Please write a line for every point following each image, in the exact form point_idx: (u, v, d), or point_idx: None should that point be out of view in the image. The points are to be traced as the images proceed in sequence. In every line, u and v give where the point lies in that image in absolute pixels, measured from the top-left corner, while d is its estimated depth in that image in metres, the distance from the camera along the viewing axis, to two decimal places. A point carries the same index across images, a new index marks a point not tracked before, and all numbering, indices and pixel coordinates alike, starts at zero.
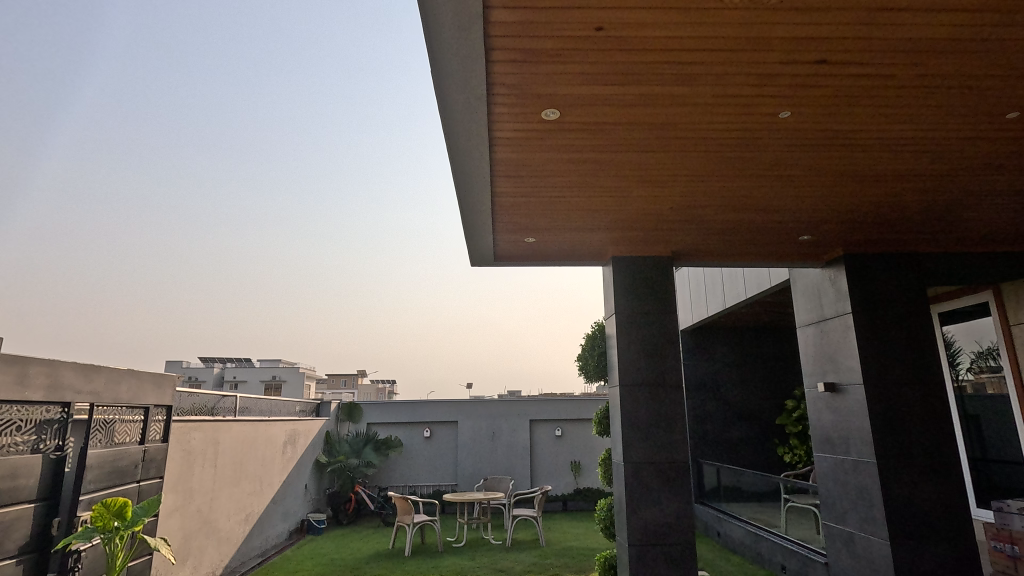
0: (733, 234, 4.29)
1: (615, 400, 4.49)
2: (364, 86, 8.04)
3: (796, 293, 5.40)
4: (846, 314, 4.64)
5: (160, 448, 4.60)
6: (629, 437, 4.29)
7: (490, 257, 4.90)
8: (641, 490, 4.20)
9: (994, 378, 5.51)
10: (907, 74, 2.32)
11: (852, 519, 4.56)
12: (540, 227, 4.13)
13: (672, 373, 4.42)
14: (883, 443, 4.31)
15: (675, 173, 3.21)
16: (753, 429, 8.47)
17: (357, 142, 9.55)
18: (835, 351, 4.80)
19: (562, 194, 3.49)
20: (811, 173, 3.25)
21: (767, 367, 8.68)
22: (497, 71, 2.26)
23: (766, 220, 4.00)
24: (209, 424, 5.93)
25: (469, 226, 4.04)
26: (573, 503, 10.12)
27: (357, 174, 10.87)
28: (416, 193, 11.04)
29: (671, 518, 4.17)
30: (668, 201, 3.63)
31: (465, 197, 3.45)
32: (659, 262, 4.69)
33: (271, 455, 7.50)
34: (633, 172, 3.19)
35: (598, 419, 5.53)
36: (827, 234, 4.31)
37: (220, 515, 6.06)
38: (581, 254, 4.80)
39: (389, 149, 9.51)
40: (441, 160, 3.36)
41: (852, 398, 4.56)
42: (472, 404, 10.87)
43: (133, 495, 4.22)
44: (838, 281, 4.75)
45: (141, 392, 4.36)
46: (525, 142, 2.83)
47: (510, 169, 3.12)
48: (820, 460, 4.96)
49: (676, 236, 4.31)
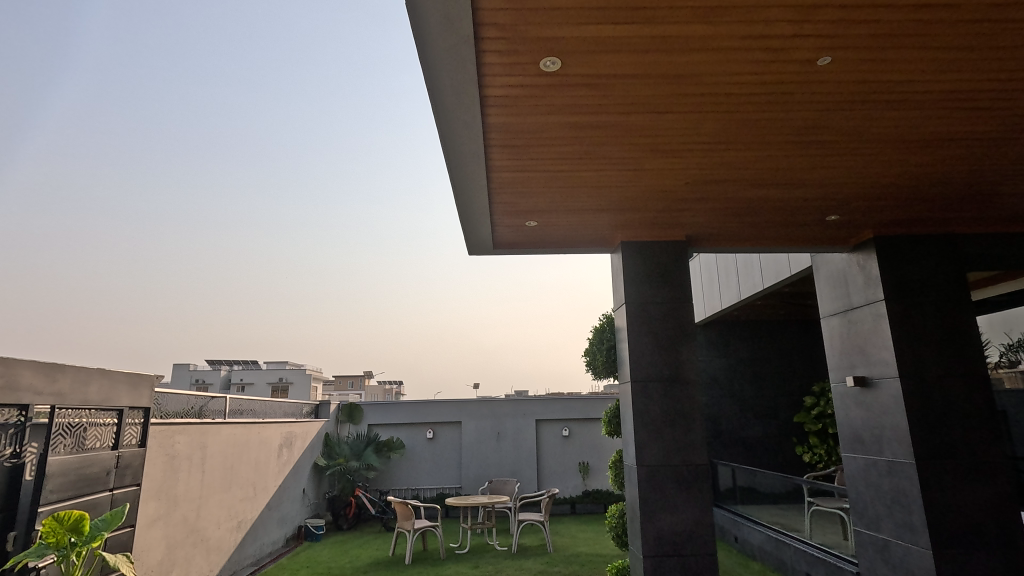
0: (752, 213, 3.92)
1: (626, 397, 4.13)
2: (364, 82, 7.83)
3: (820, 281, 5.00)
4: (878, 301, 4.25)
5: (137, 453, 4.29)
6: (642, 439, 3.92)
7: (489, 246, 4.55)
8: (656, 495, 3.84)
9: (1013, 373, 5.18)
10: (972, 6, 1.94)
11: (886, 525, 4.17)
12: (541, 209, 3.78)
13: (688, 368, 4.06)
14: (921, 441, 3.93)
15: (690, 141, 2.85)
16: (769, 428, 8.07)
17: (357, 136, 9.37)
18: (865, 342, 4.41)
19: (564, 169, 3.14)
20: (845, 140, 2.89)
21: (784, 362, 8.26)
22: (486, 8, 1.89)
23: (789, 198, 3.64)
24: (196, 428, 5.60)
25: (465, 210, 3.72)
26: (581, 506, 9.75)
27: (358, 171, 10.68)
28: (418, 191, 10.80)
29: (689, 526, 3.80)
30: (682, 176, 3.27)
31: (458, 172, 3.09)
32: (671, 246, 4.32)
33: (266, 459, 7.19)
34: (643, 140, 2.83)
35: (606, 419, 5.18)
36: (856, 212, 3.93)
37: (210, 523, 5.75)
38: (586, 241, 4.45)
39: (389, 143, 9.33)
40: (428, 131, 3.00)
41: (885, 394, 4.17)
42: (476, 404, 10.53)
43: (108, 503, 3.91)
44: (868, 267, 4.36)
45: (113, 394, 4.04)
46: (522, 102, 2.48)
47: (505, 137, 2.77)
48: (849, 462, 4.59)
49: (688, 216, 3.94)
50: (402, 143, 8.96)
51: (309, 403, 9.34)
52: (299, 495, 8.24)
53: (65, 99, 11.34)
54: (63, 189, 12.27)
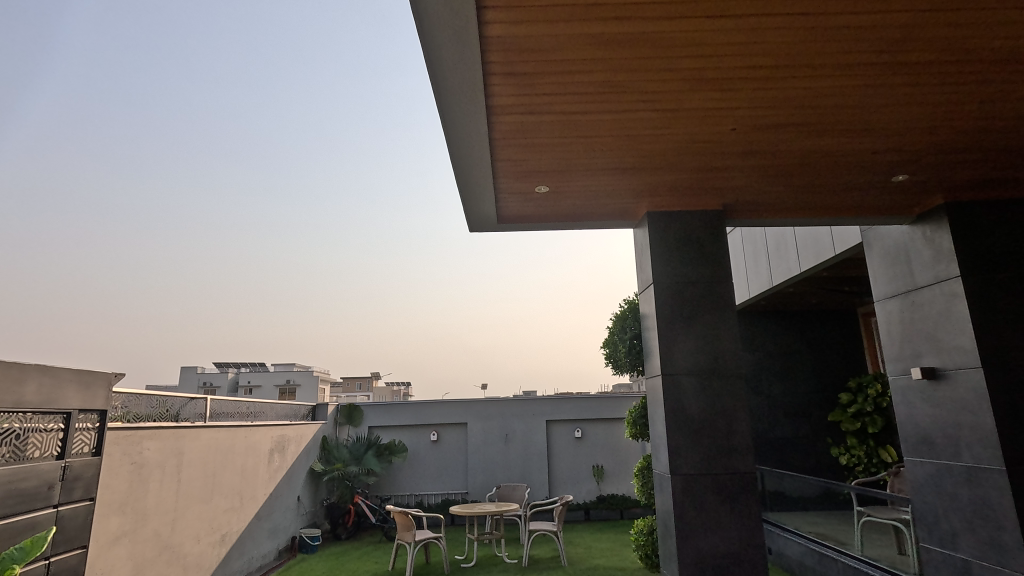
0: (803, 174, 3.29)
1: (655, 394, 3.52)
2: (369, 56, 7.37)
3: (874, 261, 4.36)
4: (953, 279, 3.60)
5: (89, 462, 3.72)
6: (677, 443, 3.30)
7: (492, 220, 3.95)
8: (696, 511, 3.22)
9: None
10: None
11: (966, 542, 3.52)
12: (552, 171, 3.18)
13: (730, 360, 3.43)
14: (1012, 443, 3.28)
15: (747, 63, 2.23)
16: (801, 427, 7.41)
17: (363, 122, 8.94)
18: (934, 327, 3.77)
19: (583, 106, 2.52)
20: (945, 59, 2.24)
21: (817, 355, 7.59)
22: None
23: (853, 150, 3.00)
24: (169, 432, 5.03)
25: (463, 170, 3.11)
26: (596, 512, 9.14)
27: (361, 160, 10.24)
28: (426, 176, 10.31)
29: (734, 547, 3.19)
30: (728, 118, 2.64)
31: (450, 115, 2.49)
32: (705, 216, 3.69)
33: (254, 465, 6.62)
34: (686, 61, 2.20)
35: (630, 420, 4.59)
36: (931, 170, 3.28)
37: (187, 539, 5.18)
38: (605, 212, 3.83)
39: (393, 130, 8.93)
40: (412, 64, 2.40)
41: (963, 387, 3.53)
42: (483, 404, 9.94)
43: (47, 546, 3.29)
44: (938, 240, 3.72)
45: (59, 395, 3.48)
46: (530, 2, 1.86)
47: (508, 61, 2.18)
48: (914, 468, 3.95)
49: (727, 178, 3.33)
50: (407, 131, 8.55)
51: (304, 405, 8.81)
52: (292, 503, 7.68)
53: (56, 96, 10.92)
54: (53, 189, 11.76)
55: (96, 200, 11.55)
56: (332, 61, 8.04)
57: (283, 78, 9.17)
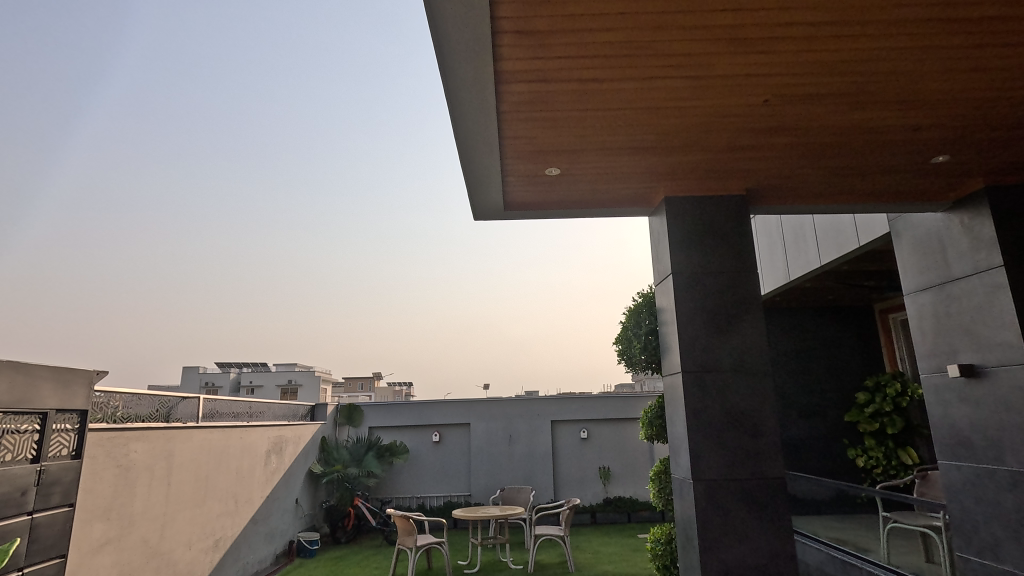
0: (835, 154, 3.04)
1: (675, 393, 3.27)
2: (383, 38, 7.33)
3: (904, 251, 4.10)
4: (995, 269, 3.34)
5: (68, 466, 3.48)
6: (699, 447, 3.04)
7: (497, 208, 3.70)
8: (720, 520, 2.97)
9: None
10: None
11: (1010, 553, 3.26)
12: (564, 150, 2.93)
13: (755, 356, 3.18)
14: None
15: (788, 20, 1.97)
16: (817, 428, 7.14)
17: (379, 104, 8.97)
18: (973, 321, 3.51)
19: (599, 71, 2.25)
20: (1012, 15, 1.99)
21: (832, 353, 7.32)
22: None
23: (893, 125, 2.75)
24: (159, 433, 4.79)
25: (465, 149, 2.84)
26: (603, 515, 8.89)
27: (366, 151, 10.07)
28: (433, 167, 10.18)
29: (762, 560, 2.94)
30: (758, 86, 2.38)
31: (454, 83, 2.24)
32: (727, 201, 3.43)
33: (250, 467, 6.38)
34: (719, 16, 1.95)
35: (645, 421, 4.34)
36: (975, 150, 3.02)
37: (177, 545, 4.94)
38: (617, 198, 3.57)
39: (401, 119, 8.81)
40: (411, 23, 2.15)
41: (1007, 385, 3.27)
42: (486, 403, 9.69)
43: (20, 556, 3.05)
44: (978, 228, 3.46)
45: (33, 394, 3.24)
46: None
47: (519, 15, 1.92)
48: (951, 472, 3.69)
49: (753, 159, 3.07)
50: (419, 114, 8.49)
51: (303, 405, 8.57)
52: (290, 506, 7.45)
53: None
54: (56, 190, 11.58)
55: (99, 200, 11.39)
56: (343, 45, 7.98)
57: (292, 65, 9.12)
